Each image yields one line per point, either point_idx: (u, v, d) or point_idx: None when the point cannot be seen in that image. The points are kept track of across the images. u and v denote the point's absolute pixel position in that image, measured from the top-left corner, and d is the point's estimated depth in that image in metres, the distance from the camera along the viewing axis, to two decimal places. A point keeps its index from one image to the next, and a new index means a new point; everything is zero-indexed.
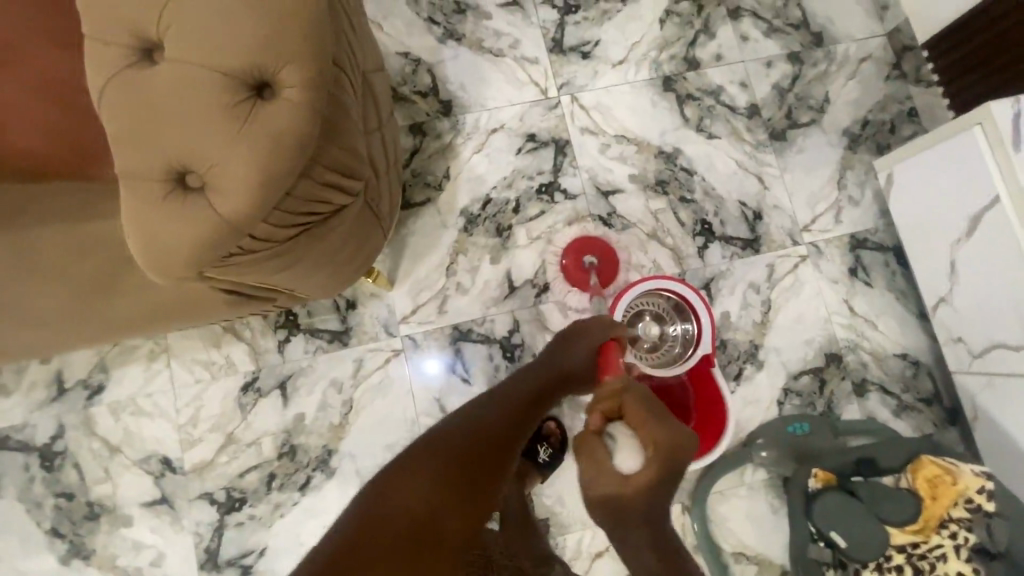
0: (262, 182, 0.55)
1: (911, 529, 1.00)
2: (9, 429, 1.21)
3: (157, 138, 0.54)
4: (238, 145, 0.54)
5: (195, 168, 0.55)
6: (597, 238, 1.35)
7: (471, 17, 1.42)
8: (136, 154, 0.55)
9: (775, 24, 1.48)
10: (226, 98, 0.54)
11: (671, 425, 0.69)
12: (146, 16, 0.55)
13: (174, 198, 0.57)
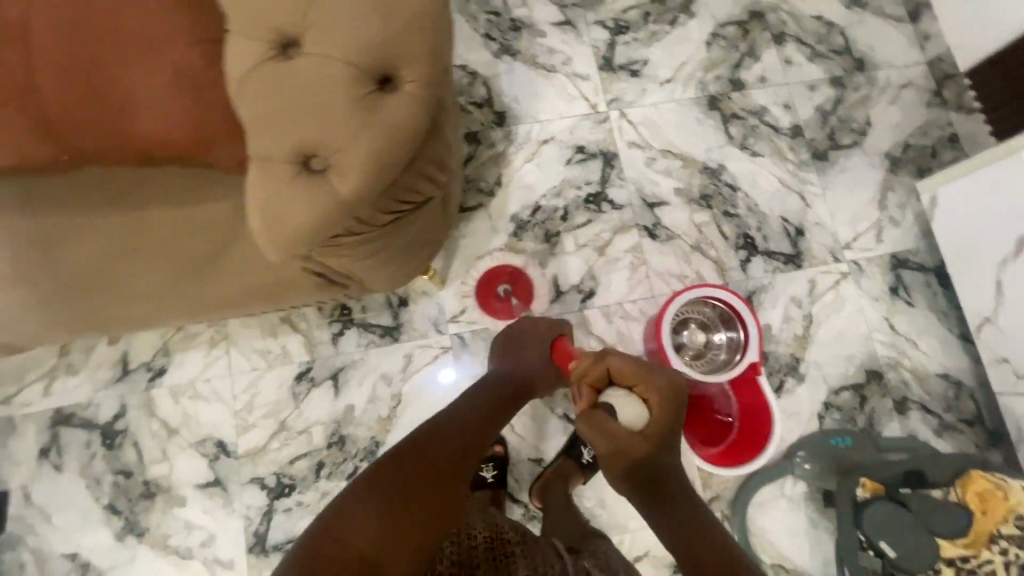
0: (379, 168, 0.60)
1: (962, 543, 1.12)
2: (75, 406, 1.26)
3: (292, 126, 0.61)
4: (360, 132, 0.59)
5: (321, 153, 0.61)
6: (507, 265, 1.37)
7: (526, 34, 1.49)
8: (269, 139, 0.61)
9: (818, 50, 1.53)
10: (354, 91, 0.59)
11: (663, 375, 0.82)
12: (288, 13, 0.60)
13: (297, 181, 0.63)
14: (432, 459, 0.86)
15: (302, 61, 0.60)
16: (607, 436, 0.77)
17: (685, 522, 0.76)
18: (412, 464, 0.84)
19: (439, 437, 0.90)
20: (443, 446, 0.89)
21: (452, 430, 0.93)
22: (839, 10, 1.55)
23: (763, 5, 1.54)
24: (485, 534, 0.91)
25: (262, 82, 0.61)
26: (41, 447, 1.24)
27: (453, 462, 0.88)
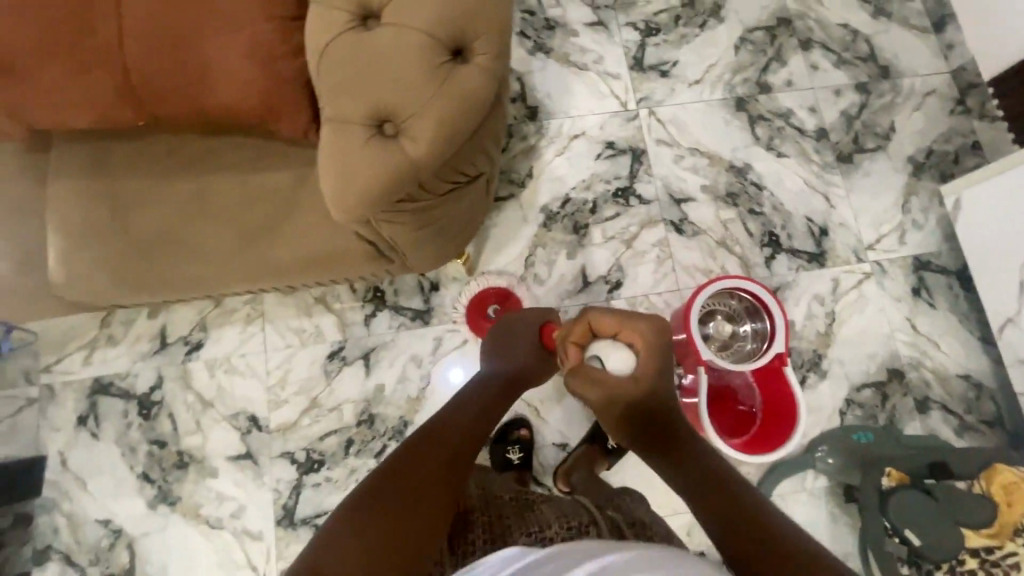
0: (448, 128, 0.68)
1: (986, 534, 1.14)
2: (114, 376, 1.29)
3: (369, 89, 0.69)
4: (436, 96, 0.67)
5: (397, 116, 0.69)
6: (489, 287, 1.35)
7: (559, 33, 1.53)
8: (350, 104, 0.70)
9: (844, 57, 1.55)
10: (430, 60, 0.68)
11: (644, 320, 0.83)
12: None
13: (370, 141, 0.70)
14: (415, 477, 0.74)
15: (384, 32, 0.68)
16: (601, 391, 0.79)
17: (704, 479, 0.72)
18: (395, 484, 0.72)
19: (422, 450, 0.79)
20: (429, 458, 0.78)
21: (437, 441, 0.81)
22: (865, 18, 1.57)
23: (791, 11, 1.57)
24: (510, 496, 0.95)
25: (347, 55, 0.70)
26: (79, 414, 1.27)
27: (438, 477, 0.76)
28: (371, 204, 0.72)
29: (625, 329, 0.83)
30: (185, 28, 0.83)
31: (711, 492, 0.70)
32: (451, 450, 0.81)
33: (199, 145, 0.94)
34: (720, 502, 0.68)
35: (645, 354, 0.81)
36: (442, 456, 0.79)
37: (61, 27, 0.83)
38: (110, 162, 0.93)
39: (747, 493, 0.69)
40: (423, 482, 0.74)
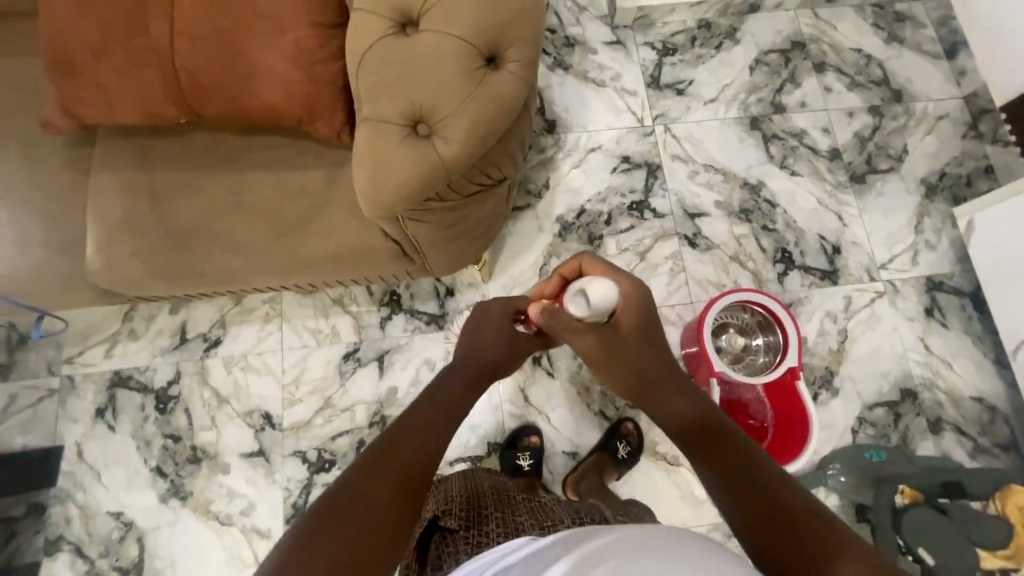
0: (483, 131, 0.73)
1: (1002, 555, 1.13)
2: (133, 369, 1.31)
3: (404, 89, 0.73)
4: (471, 100, 0.72)
5: (433, 118, 0.73)
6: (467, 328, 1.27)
7: (578, 50, 1.57)
8: (389, 105, 0.74)
9: (858, 80, 1.59)
10: (467, 65, 0.72)
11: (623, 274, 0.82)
12: (416, 4, 0.75)
13: (407, 140, 0.74)
14: (372, 502, 0.58)
15: (422, 37, 0.73)
16: (573, 333, 0.84)
17: (737, 474, 0.60)
18: (349, 514, 0.56)
19: (379, 460, 0.62)
20: (394, 470, 0.62)
21: (404, 447, 0.64)
22: (878, 44, 1.61)
23: (805, 35, 1.61)
24: (523, 497, 0.98)
25: (386, 59, 0.74)
26: (98, 407, 1.29)
27: (403, 498, 0.60)
28: (400, 201, 0.76)
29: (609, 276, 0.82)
30: (234, 28, 0.87)
31: (749, 493, 0.58)
32: (419, 460, 0.64)
33: (236, 143, 0.99)
34: (762, 506, 0.56)
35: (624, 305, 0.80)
36: (406, 467, 0.62)
37: (117, 27, 0.89)
38: (153, 159, 0.99)
39: (794, 489, 0.57)
40: (382, 511, 0.58)
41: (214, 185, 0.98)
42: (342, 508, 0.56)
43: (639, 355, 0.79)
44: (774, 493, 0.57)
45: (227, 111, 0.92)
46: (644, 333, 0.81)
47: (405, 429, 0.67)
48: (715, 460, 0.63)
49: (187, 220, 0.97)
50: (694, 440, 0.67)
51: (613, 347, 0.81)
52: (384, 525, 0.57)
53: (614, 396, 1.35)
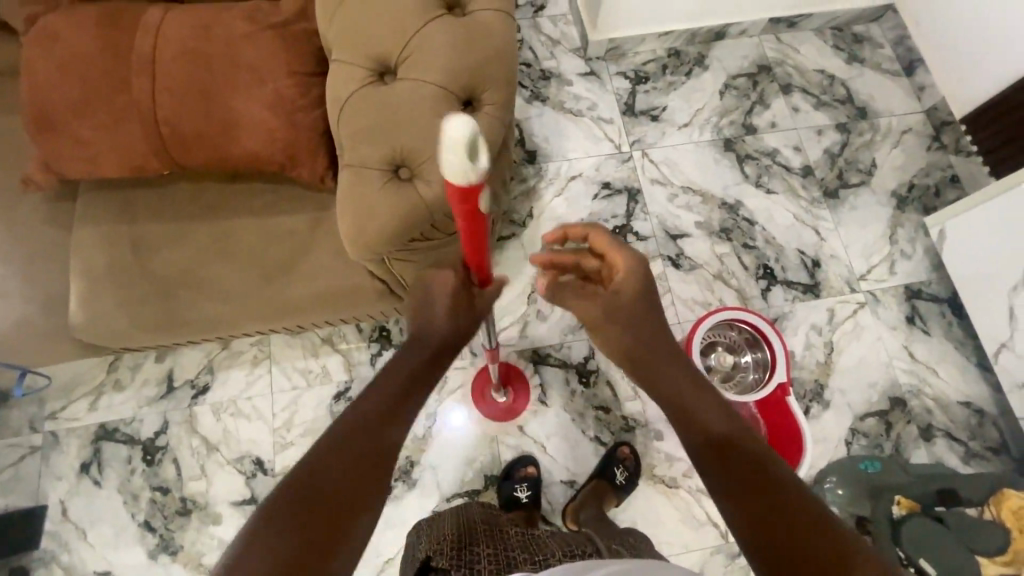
0: None
1: (1002, 561, 1.11)
2: (119, 422, 1.29)
3: (387, 138, 0.75)
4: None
5: (413, 162, 0.75)
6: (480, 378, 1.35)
7: (554, 83, 1.62)
8: (369, 151, 0.76)
9: (823, 99, 1.65)
10: (444, 110, 0.74)
11: (625, 250, 0.80)
12: (392, 54, 0.77)
13: (388, 184, 0.76)
14: (333, 492, 0.57)
15: (400, 85, 0.76)
16: (576, 296, 0.86)
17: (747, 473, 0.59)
18: (310, 509, 0.55)
19: (339, 445, 0.60)
20: (356, 459, 0.59)
21: (367, 436, 0.61)
22: (840, 64, 1.68)
23: (771, 59, 1.68)
24: (516, 530, 0.97)
25: (366, 108, 0.77)
26: (82, 462, 1.26)
27: (365, 485, 0.59)
28: (386, 245, 0.78)
29: (610, 252, 0.80)
30: (212, 81, 0.89)
31: (753, 494, 0.57)
32: (380, 445, 0.62)
33: (219, 190, 1.00)
34: (777, 512, 0.55)
35: (622, 279, 0.79)
36: (365, 456, 0.60)
37: (97, 83, 0.90)
38: (135, 211, 0.99)
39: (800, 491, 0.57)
40: (341, 500, 0.57)
41: (196, 234, 0.98)
42: (299, 499, 0.55)
43: (633, 322, 0.79)
44: (785, 496, 0.57)
45: (211, 160, 0.93)
46: (645, 301, 0.79)
47: (363, 415, 0.63)
48: (718, 459, 0.62)
49: (170, 271, 0.97)
50: (692, 423, 0.67)
51: (610, 310, 0.81)
52: (342, 517, 0.56)
53: (608, 420, 1.35)
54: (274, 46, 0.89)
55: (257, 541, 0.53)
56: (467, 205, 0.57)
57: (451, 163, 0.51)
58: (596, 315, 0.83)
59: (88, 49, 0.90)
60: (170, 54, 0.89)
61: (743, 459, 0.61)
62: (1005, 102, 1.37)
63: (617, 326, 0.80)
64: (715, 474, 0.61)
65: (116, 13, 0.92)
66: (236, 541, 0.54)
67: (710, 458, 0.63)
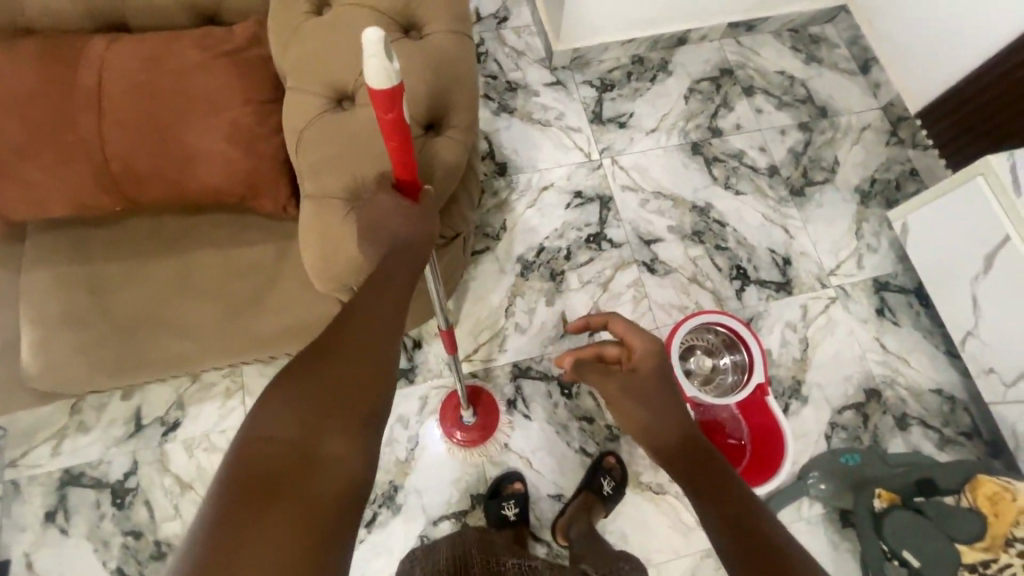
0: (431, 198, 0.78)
1: (980, 547, 1.11)
2: (85, 465, 1.23)
3: (350, 165, 0.77)
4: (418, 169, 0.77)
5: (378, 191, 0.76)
6: (452, 394, 1.32)
7: (521, 94, 1.62)
8: (332, 180, 0.77)
9: (784, 100, 1.68)
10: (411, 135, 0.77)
11: (647, 334, 0.88)
12: (352, 78, 0.78)
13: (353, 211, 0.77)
14: (330, 385, 0.58)
15: (363, 110, 0.77)
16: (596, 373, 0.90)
17: (726, 495, 0.71)
18: (325, 377, 0.58)
19: (347, 327, 0.63)
20: (366, 335, 0.63)
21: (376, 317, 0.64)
22: (798, 65, 1.71)
23: (731, 62, 1.70)
24: (513, 562, 0.97)
25: (329, 135, 0.77)
26: (47, 510, 1.20)
27: (379, 354, 0.62)
28: (354, 272, 0.79)
29: (631, 335, 0.89)
30: (167, 113, 0.86)
31: (757, 560, 0.63)
32: (374, 345, 0.62)
33: (179, 224, 0.97)
34: (742, 522, 0.68)
35: (641, 358, 0.87)
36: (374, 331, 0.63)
37: (41, 120, 0.85)
38: (90, 248, 0.95)
39: (762, 511, 0.70)
40: (357, 366, 0.60)
41: (158, 270, 0.95)
42: (312, 370, 0.59)
43: (653, 397, 0.83)
44: (750, 513, 0.69)
45: (167, 196, 0.91)
46: (662, 376, 0.85)
47: (365, 300, 0.66)
48: (729, 526, 0.68)
49: (132, 308, 0.94)
50: (704, 484, 0.74)
51: (628, 387, 0.85)
52: (359, 378, 0.59)
53: (593, 431, 1.34)
54: (229, 73, 0.88)
55: (276, 404, 0.56)
56: (393, 106, 0.55)
57: (371, 49, 0.50)
58: (615, 394, 0.87)
59: (29, 85, 0.86)
60: (121, 86, 0.86)
61: (718, 479, 0.74)
62: (967, 89, 1.40)
63: (635, 403, 0.84)
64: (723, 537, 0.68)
65: (57, 46, 0.89)
66: (254, 409, 0.57)
67: (721, 525, 0.69)
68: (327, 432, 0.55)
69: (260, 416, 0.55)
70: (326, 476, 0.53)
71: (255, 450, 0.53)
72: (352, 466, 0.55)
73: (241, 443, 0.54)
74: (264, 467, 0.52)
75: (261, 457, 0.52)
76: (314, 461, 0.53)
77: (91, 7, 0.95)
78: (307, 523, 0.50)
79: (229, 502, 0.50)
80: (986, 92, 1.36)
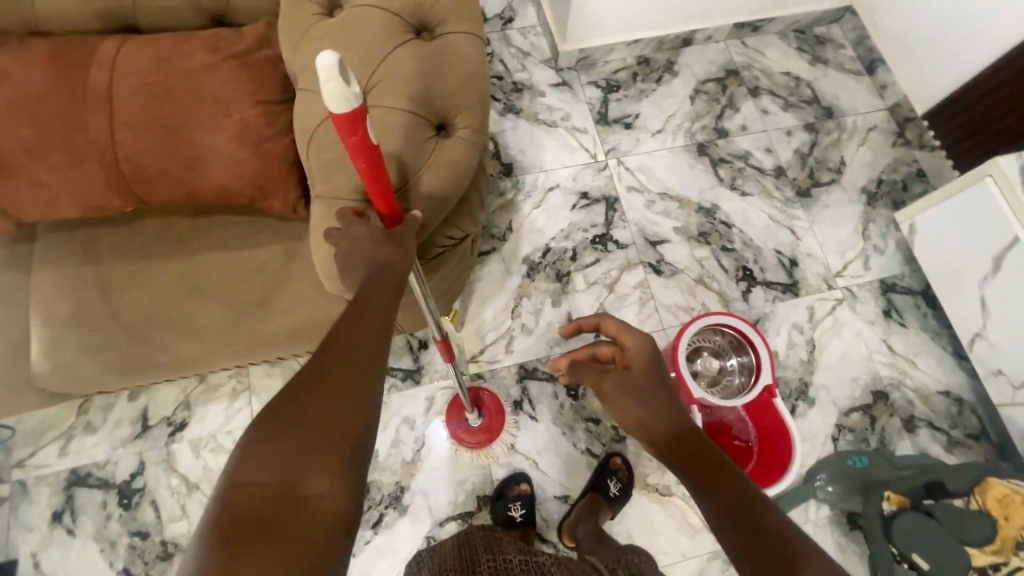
0: (441, 198, 0.78)
1: (990, 550, 1.11)
2: (92, 466, 1.23)
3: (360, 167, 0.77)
4: (427, 170, 0.77)
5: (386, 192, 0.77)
6: (454, 399, 1.31)
7: (527, 94, 1.62)
8: (343, 180, 0.77)
9: (791, 100, 1.68)
10: (421, 137, 0.77)
11: (640, 334, 0.91)
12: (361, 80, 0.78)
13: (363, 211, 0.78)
14: (312, 419, 0.57)
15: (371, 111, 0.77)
16: (591, 371, 0.90)
17: (738, 496, 0.70)
18: (308, 411, 0.58)
19: (328, 357, 0.62)
20: (347, 366, 0.62)
21: (357, 344, 0.64)
22: (804, 66, 1.71)
23: (737, 63, 1.70)
24: (521, 558, 0.96)
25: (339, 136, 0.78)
26: (54, 511, 1.20)
27: (361, 382, 0.61)
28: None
29: (626, 335, 0.92)
30: (176, 115, 0.87)
31: (768, 561, 0.63)
32: (355, 374, 0.62)
33: (188, 224, 0.97)
34: (751, 523, 0.67)
35: (633, 354, 0.90)
36: (354, 359, 0.62)
37: (51, 121, 0.86)
38: (98, 251, 0.95)
39: (773, 511, 0.68)
40: (337, 396, 0.59)
41: (164, 271, 0.95)
42: (294, 405, 0.58)
43: (649, 393, 0.84)
44: (759, 514, 0.68)
45: (177, 197, 0.91)
46: (655, 373, 0.87)
47: (344, 328, 0.65)
48: (735, 528, 0.67)
49: (138, 311, 0.94)
50: (709, 484, 0.72)
51: (624, 383, 0.86)
52: (343, 410, 0.59)
53: (599, 431, 1.34)
54: (237, 74, 0.88)
55: (259, 443, 0.55)
56: (354, 130, 0.54)
57: (326, 76, 0.49)
58: (611, 393, 0.87)
59: (38, 86, 0.86)
60: (130, 87, 0.87)
61: (728, 481, 0.72)
62: (973, 91, 1.40)
63: (632, 399, 0.84)
64: (731, 537, 0.67)
65: (67, 47, 0.89)
66: (237, 449, 0.56)
67: (727, 528, 0.68)
68: (312, 467, 0.55)
69: (242, 455, 0.55)
70: (314, 513, 0.53)
71: (240, 493, 0.52)
72: (338, 501, 0.54)
73: (225, 487, 0.53)
74: (249, 511, 0.51)
75: (244, 498, 0.52)
76: (301, 498, 0.53)
77: (99, 9, 0.95)
78: (294, 563, 0.49)
79: (215, 548, 0.48)
80: (993, 95, 1.36)
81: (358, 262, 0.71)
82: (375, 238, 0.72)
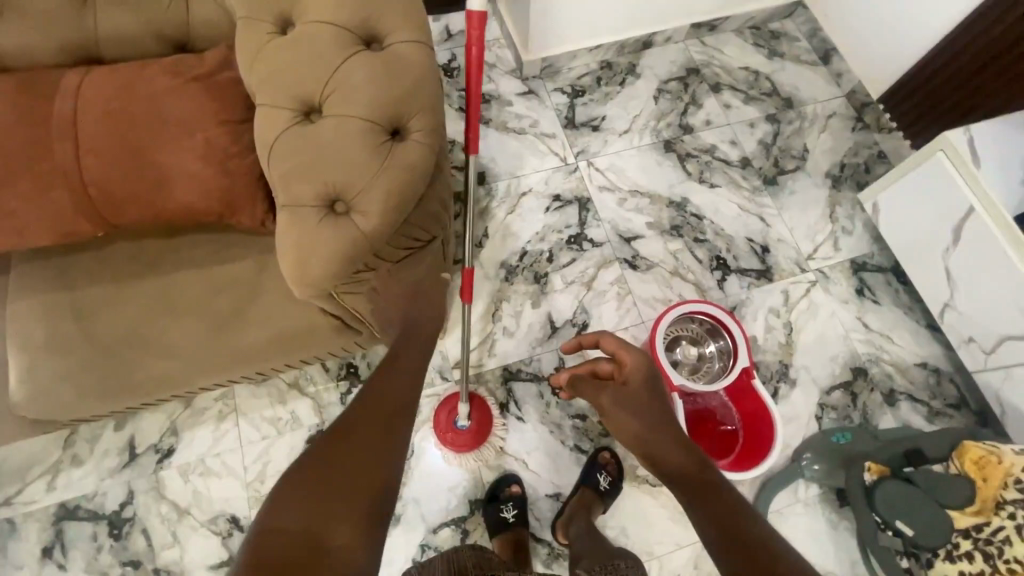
0: (399, 200, 0.81)
1: (971, 511, 1.11)
2: (81, 498, 1.23)
3: (320, 173, 0.80)
4: (384, 172, 0.79)
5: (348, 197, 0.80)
6: (446, 399, 1.32)
7: (495, 104, 1.66)
8: (304, 188, 0.80)
9: (751, 94, 1.73)
10: (377, 141, 0.80)
11: (636, 350, 0.92)
12: (317, 91, 0.81)
13: (327, 217, 0.81)
14: (336, 481, 0.70)
15: (328, 120, 0.80)
16: (589, 386, 0.93)
17: (726, 506, 0.73)
18: (334, 473, 0.71)
19: (348, 430, 0.77)
20: (370, 434, 0.78)
21: (380, 417, 0.80)
22: (761, 60, 1.77)
23: (697, 61, 1.76)
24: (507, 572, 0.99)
25: (298, 146, 0.81)
26: (44, 546, 1.19)
27: (379, 450, 0.76)
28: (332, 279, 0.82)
29: (620, 351, 0.92)
30: (144, 139, 0.89)
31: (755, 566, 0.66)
32: (376, 441, 0.77)
33: (161, 245, 1.00)
34: (738, 532, 0.70)
35: (630, 371, 0.91)
36: (376, 430, 0.78)
37: (18, 150, 0.88)
38: (73, 276, 0.97)
39: (755, 522, 0.72)
40: (360, 461, 0.73)
41: (142, 292, 0.97)
42: (322, 467, 0.71)
43: (643, 406, 0.86)
44: (741, 522, 0.71)
45: (148, 217, 0.93)
46: (652, 388, 0.88)
47: (375, 398, 0.83)
48: (725, 538, 0.70)
49: (116, 332, 0.96)
50: (696, 491, 0.76)
51: (620, 397, 0.88)
52: (363, 472, 0.72)
53: (586, 428, 1.35)
54: (201, 96, 0.91)
55: (290, 498, 0.67)
56: (479, 27, 0.84)
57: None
58: (608, 406, 0.89)
59: (3, 118, 0.88)
60: (96, 114, 0.89)
61: (718, 495, 0.75)
62: (955, 60, 1.38)
63: (628, 413, 0.86)
64: (716, 541, 0.71)
65: (31, 81, 0.91)
66: (272, 502, 0.68)
67: (718, 538, 0.71)
68: (335, 521, 0.66)
69: (276, 508, 0.66)
70: (331, 560, 0.63)
71: (273, 538, 0.63)
72: (355, 551, 0.65)
73: (260, 533, 0.64)
74: (281, 552, 0.62)
75: (278, 542, 0.63)
76: (324, 547, 0.64)
77: (61, 44, 0.97)
78: None
79: None
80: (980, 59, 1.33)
81: (392, 320, 0.94)
82: (406, 297, 0.94)
